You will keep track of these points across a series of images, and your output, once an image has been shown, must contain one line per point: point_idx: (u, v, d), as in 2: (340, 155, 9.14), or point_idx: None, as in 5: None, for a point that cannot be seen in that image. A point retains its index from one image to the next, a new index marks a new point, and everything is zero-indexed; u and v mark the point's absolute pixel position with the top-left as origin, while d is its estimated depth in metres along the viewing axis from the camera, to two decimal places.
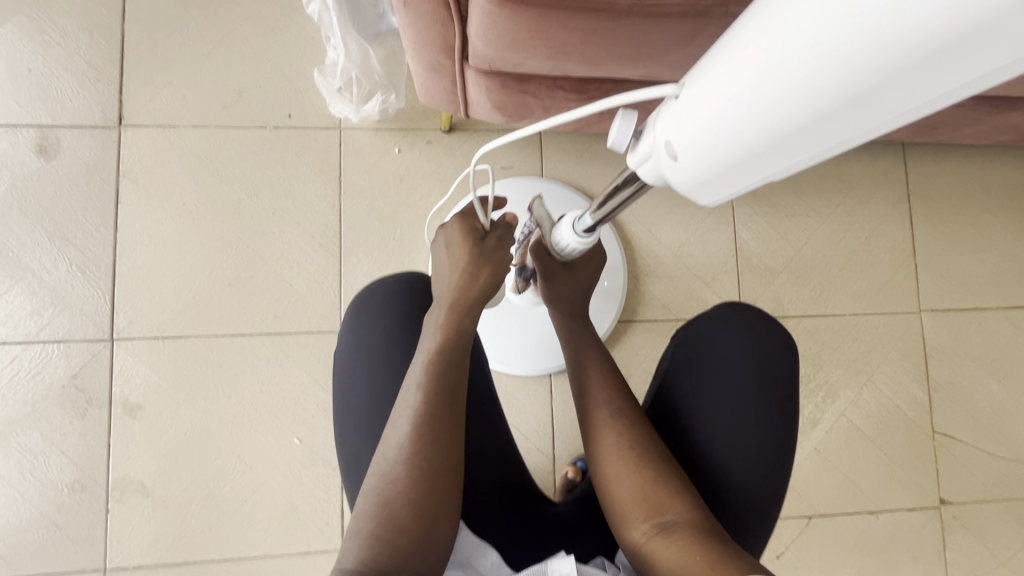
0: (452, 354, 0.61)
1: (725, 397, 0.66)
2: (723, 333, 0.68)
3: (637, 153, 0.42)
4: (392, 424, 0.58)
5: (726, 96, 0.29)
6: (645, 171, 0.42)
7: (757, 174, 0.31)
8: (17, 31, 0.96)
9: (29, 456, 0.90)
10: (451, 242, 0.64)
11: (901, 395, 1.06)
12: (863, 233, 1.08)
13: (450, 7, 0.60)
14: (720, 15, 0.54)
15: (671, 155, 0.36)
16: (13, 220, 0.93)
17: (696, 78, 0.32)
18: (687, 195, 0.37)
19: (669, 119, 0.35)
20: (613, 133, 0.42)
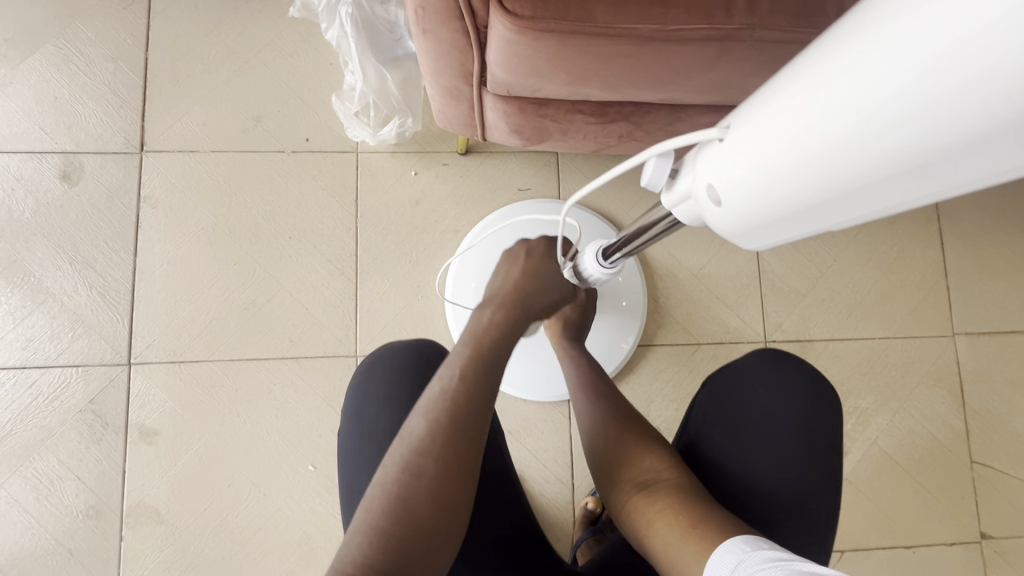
0: (497, 360, 0.57)
1: (760, 443, 0.64)
2: (757, 376, 0.67)
3: (673, 193, 0.41)
4: (414, 412, 0.53)
5: (776, 150, 0.29)
6: (683, 212, 0.41)
7: (806, 225, 0.31)
8: (45, 60, 0.98)
9: (45, 481, 0.90)
10: (528, 251, 0.65)
11: (936, 422, 1.01)
12: (891, 253, 1.05)
13: (469, 35, 0.60)
14: (745, 40, 0.54)
15: (714, 201, 0.36)
16: (36, 245, 0.95)
17: (741, 128, 0.32)
18: (730, 237, 0.37)
19: (711, 166, 0.35)
20: (647, 175, 0.41)
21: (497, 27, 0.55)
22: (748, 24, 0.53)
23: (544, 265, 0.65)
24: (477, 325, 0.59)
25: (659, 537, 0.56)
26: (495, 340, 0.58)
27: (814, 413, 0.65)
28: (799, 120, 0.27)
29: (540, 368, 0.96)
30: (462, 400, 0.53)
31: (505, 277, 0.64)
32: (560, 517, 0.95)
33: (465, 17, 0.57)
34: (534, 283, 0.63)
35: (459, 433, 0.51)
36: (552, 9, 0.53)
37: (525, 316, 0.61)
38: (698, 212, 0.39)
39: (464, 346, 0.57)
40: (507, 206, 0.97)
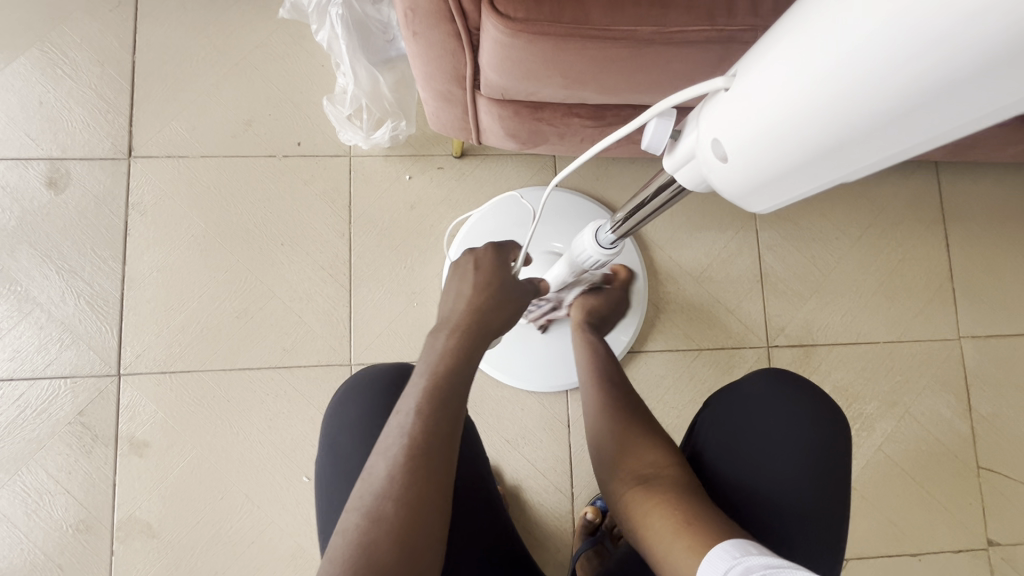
0: (456, 388, 0.55)
1: (766, 465, 0.62)
2: (762, 396, 0.65)
3: (677, 155, 0.36)
4: (379, 449, 0.51)
5: (785, 88, 0.25)
6: (685, 177, 0.37)
7: (819, 177, 0.27)
8: (29, 64, 0.96)
9: (34, 495, 0.88)
10: (479, 264, 0.62)
11: (942, 427, 0.99)
12: (895, 255, 1.03)
13: (461, 37, 0.58)
14: (749, 41, 0.52)
15: (721, 156, 0.31)
16: (23, 254, 0.93)
17: (751, 64, 0.27)
18: (735, 200, 0.33)
19: (716, 115, 0.30)
20: (649, 136, 0.36)
21: (489, 28, 0.53)
22: (751, 25, 0.51)
23: (498, 282, 0.61)
24: (432, 353, 0.57)
25: (657, 534, 0.55)
26: (450, 367, 0.55)
27: (820, 434, 0.63)
28: (820, 41, 0.23)
29: (540, 361, 0.94)
30: (425, 434, 0.51)
31: (456, 298, 0.60)
32: (559, 527, 0.93)
33: (456, 19, 0.55)
34: (487, 301, 0.60)
35: (424, 470, 0.50)
36: (546, 10, 0.51)
37: (479, 341, 0.59)
38: (701, 172, 0.35)
39: (421, 375, 0.55)
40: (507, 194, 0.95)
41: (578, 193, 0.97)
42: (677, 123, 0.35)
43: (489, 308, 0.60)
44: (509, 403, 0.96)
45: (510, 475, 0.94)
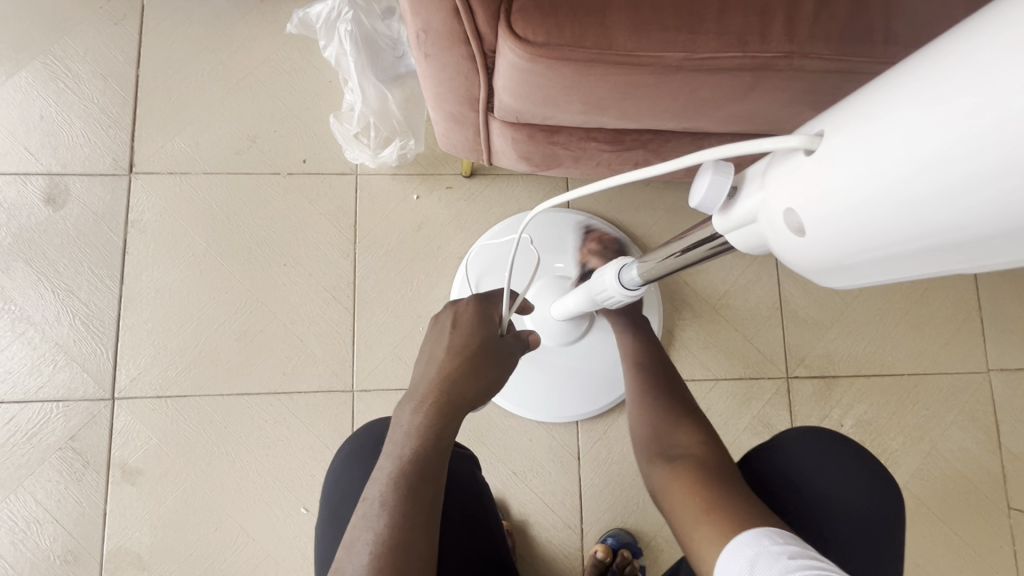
0: (428, 467, 0.53)
1: (815, 531, 0.61)
2: (812, 458, 0.64)
3: (731, 214, 0.31)
4: (349, 545, 0.50)
5: (891, 160, 0.21)
6: (741, 239, 0.32)
7: (918, 267, 0.23)
8: (31, 77, 0.94)
9: (22, 523, 0.84)
10: (458, 324, 0.60)
11: (970, 465, 0.95)
12: (920, 284, 0.99)
13: (475, 60, 0.54)
14: (784, 68, 0.49)
15: (792, 227, 0.27)
16: (18, 271, 0.90)
17: (845, 129, 0.23)
18: (803, 274, 0.28)
19: (789, 183, 0.26)
20: (701, 192, 0.31)
21: (506, 52, 0.50)
22: (787, 52, 0.48)
23: (474, 346, 0.59)
24: (405, 429, 0.55)
25: (683, 516, 0.53)
26: (420, 447, 0.54)
27: (870, 499, 0.63)
28: (948, 116, 0.19)
29: (548, 392, 0.90)
30: (394, 527, 0.49)
31: (429, 363, 0.59)
32: (568, 566, 0.89)
33: (471, 41, 0.52)
34: (461, 366, 0.58)
35: (395, 564, 0.48)
36: (568, 34, 0.48)
37: (450, 418, 0.56)
38: (762, 238, 0.30)
39: (393, 457, 0.53)
40: (515, 219, 0.91)
41: (590, 216, 0.94)
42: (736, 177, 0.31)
43: (454, 370, 0.57)
44: (517, 434, 0.92)
45: (517, 509, 0.90)
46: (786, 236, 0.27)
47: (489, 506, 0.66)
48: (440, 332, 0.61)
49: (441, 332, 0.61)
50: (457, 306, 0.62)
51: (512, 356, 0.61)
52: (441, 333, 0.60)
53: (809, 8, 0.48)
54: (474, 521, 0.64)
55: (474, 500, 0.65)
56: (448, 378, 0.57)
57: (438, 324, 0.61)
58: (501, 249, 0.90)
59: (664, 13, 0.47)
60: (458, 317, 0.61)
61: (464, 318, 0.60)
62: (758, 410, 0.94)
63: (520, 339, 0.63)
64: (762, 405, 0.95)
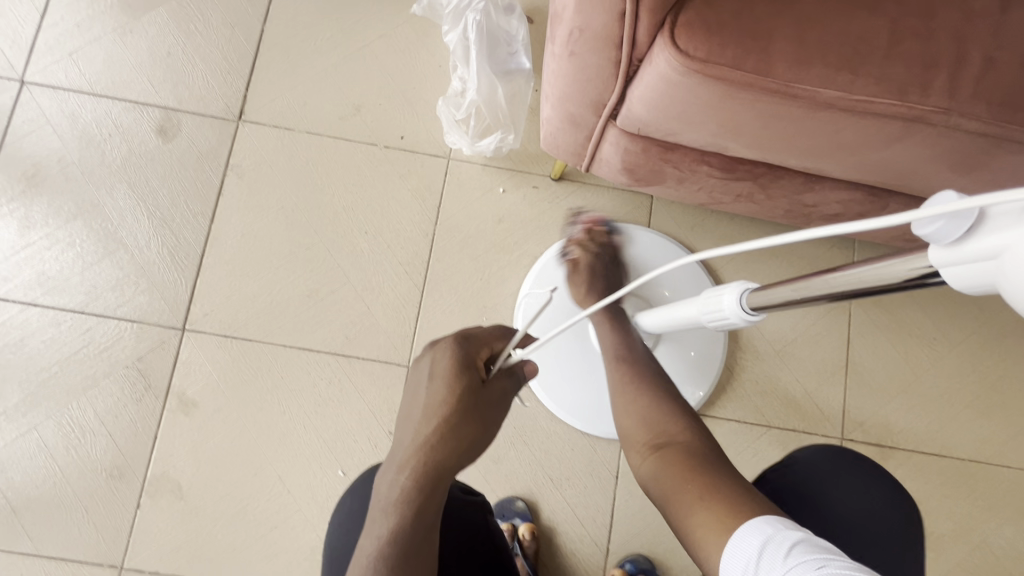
0: (413, 548, 0.50)
1: (842, 547, 0.59)
2: (818, 474, 0.62)
3: (954, 251, 0.24)
4: None
5: None
6: (962, 275, 0.24)
7: None
8: (167, 15, 0.99)
9: (77, 432, 0.88)
10: (436, 374, 0.55)
11: (1020, 566, 0.90)
12: (997, 370, 0.96)
13: (620, 66, 0.55)
14: (938, 123, 0.48)
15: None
16: (120, 193, 0.94)
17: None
18: None
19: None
20: (929, 228, 0.24)
21: (660, 62, 0.50)
22: (945, 107, 0.48)
23: (456, 402, 0.54)
24: (386, 507, 0.52)
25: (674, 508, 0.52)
26: (401, 526, 0.50)
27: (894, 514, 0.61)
28: None
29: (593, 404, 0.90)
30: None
31: (409, 422, 0.55)
32: None
33: (624, 47, 0.53)
34: (441, 426, 0.53)
35: None
36: (729, 54, 0.48)
37: (432, 490, 0.52)
38: (996, 283, 0.22)
39: (376, 542, 0.50)
40: (594, 230, 0.92)
41: (668, 239, 0.94)
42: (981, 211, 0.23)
43: (433, 433, 0.53)
44: (560, 441, 0.92)
45: (547, 516, 0.90)
46: None
47: (502, 549, 0.65)
48: (419, 384, 0.56)
49: (418, 387, 0.56)
50: (439, 350, 0.56)
51: (506, 395, 0.58)
52: (420, 385, 0.56)
53: (975, 69, 0.48)
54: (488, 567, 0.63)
55: (487, 544, 0.64)
56: (428, 441, 0.53)
57: (419, 372, 0.56)
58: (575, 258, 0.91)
59: (828, 49, 0.48)
60: (440, 363, 0.55)
61: (444, 366, 0.55)
62: None
63: (514, 372, 0.59)
64: None
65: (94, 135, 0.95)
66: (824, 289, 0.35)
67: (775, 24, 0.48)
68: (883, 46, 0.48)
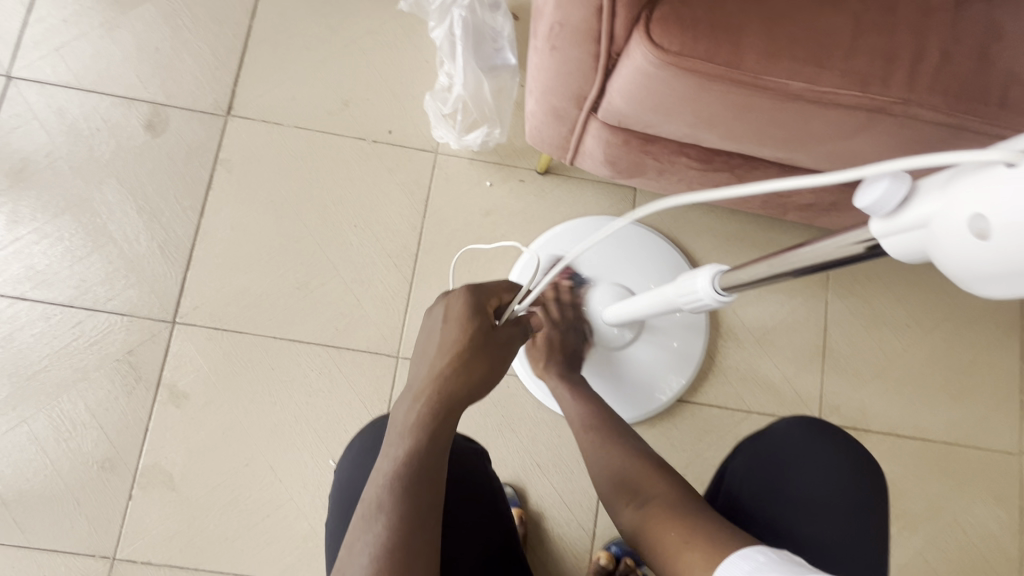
0: (430, 461, 0.54)
1: (807, 514, 0.62)
2: (786, 447, 0.66)
3: (890, 222, 0.26)
4: (350, 546, 0.49)
5: None
6: (899, 244, 0.26)
7: None
8: (154, 11, 1.00)
9: (68, 424, 0.88)
10: (450, 317, 0.61)
11: (988, 543, 0.94)
12: (966, 355, 0.99)
13: (599, 59, 0.57)
14: (898, 114, 0.51)
15: (979, 234, 0.22)
16: (109, 188, 0.95)
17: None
18: (968, 283, 0.23)
19: (988, 186, 0.21)
20: (870, 201, 0.26)
21: (637, 56, 0.53)
22: (904, 99, 0.50)
23: (468, 340, 0.60)
24: (401, 431, 0.56)
25: (661, 549, 0.54)
26: (417, 444, 0.54)
27: (865, 509, 0.63)
28: None
29: None
30: (396, 528, 0.49)
31: (423, 359, 0.60)
32: (573, 565, 0.90)
33: (602, 41, 0.55)
34: (455, 360, 0.59)
35: (403, 555, 0.48)
36: (701, 47, 0.51)
37: (445, 415, 0.57)
38: (926, 250, 0.25)
39: (391, 460, 0.53)
40: (579, 222, 0.94)
41: (651, 231, 0.97)
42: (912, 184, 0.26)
43: (447, 364, 0.59)
44: (547, 428, 0.94)
45: (534, 501, 0.92)
46: (969, 246, 0.22)
47: (501, 499, 0.67)
48: (434, 326, 0.62)
49: (433, 329, 0.62)
50: (451, 301, 0.62)
51: (513, 339, 0.64)
52: (434, 328, 0.61)
53: (932, 63, 0.50)
54: (486, 514, 0.65)
55: (487, 492, 0.65)
56: (445, 370, 0.59)
57: (434, 317, 0.62)
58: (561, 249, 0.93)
59: (795, 44, 0.50)
60: (451, 311, 0.62)
61: (455, 313, 0.61)
62: None
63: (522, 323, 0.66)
64: None
65: (82, 130, 0.96)
66: (788, 265, 0.38)
67: (745, 19, 0.51)
68: (847, 40, 0.50)
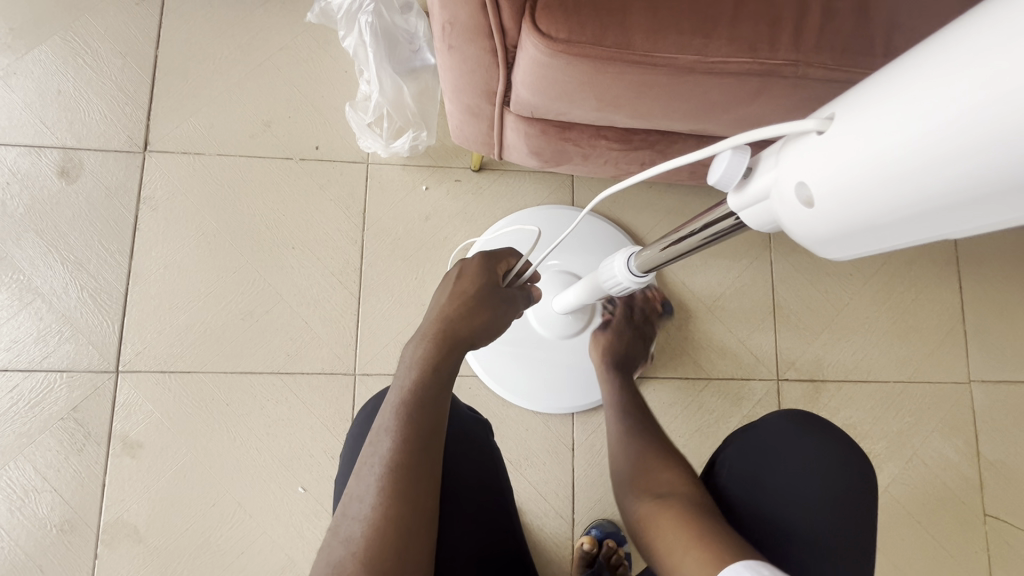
0: (432, 402, 0.55)
1: (792, 509, 0.61)
2: (776, 437, 0.64)
3: (744, 195, 0.30)
4: (358, 473, 0.52)
5: (882, 136, 0.21)
6: (753, 217, 0.31)
7: (902, 236, 0.23)
8: (50, 52, 0.95)
9: (19, 491, 0.85)
10: (463, 274, 0.62)
11: (950, 471, 0.98)
12: (909, 295, 1.02)
13: (497, 53, 0.57)
14: (790, 75, 0.51)
15: (806, 202, 0.26)
16: (28, 242, 0.91)
17: (864, 105, 0.23)
18: (808, 247, 0.28)
19: (805, 157, 0.25)
20: (718, 175, 0.30)
21: (528, 47, 0.52)
22: (793, 59, 0.51)
23: (477, 292, 0.61)
24: (408, 365, 0.57)
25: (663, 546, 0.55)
26: (422, 379, 0.55)
27: (847, 536, 0.60)
28: (934, 91, 0.20)
29: (542, 380, 0.93)
30: (400, 451, 0.51)
31: (434, 307, 0.61)
32: (557, 554, 0.91)
33: (495, 36, 0.54)
34: (462, 309, 0.60)
35: (406, 486, 0.50)
36: (589, 31, 0.50)
37: (449, 358, 0.58)
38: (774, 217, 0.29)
39: (398, 392, 0.55)
40: (521, 214, 0.94)
41: (594, 214, 0.97)
42: (752, 157, 0.30)
43: (453, 314, 0.59)
44: (514, 422, 0.94)
45: None
46: (799, 211, 0.26)
47: (500, 480, 0.65)
48: (448, 278, 0.63)
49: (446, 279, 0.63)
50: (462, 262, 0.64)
51: (516, 303, 0.64)
52: (447, 279, 0.63)
53: (815, 20, 0.51)
54: (484, 486, 0.63)
55: (486, 472, 0.64)
56: (457, 318, 0.59)
57: (451, 269, 0.63)
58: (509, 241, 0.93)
59: (680, 18, 0.50)
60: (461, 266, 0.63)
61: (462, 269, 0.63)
62: (749, 409, 0.97)
63: (525, 290, 0.66)
64: (753, 405, 0.97)
65: None
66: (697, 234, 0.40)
67: None
68: (729, 8, 0.51)
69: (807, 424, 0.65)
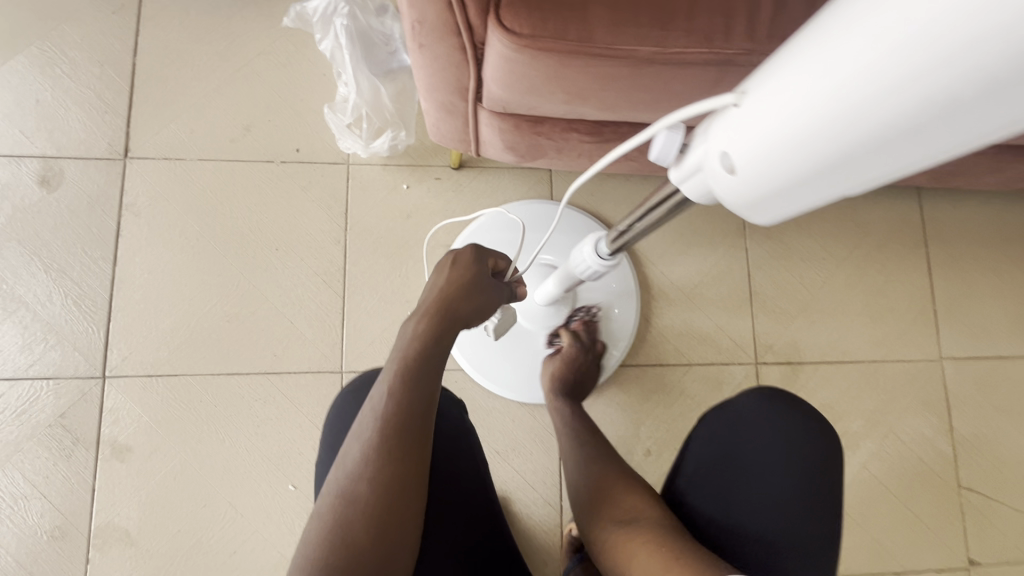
0: (423, 385, 0.56)
1: (762, 482, 0.63)
2: (745, 414, 0.67)
3: (681, 167, 0.34)
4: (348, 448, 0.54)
5: (782, 108, 0.25)
6: (691, 188, 0.34)
7: (810, 195, 0.27)
8: (27, 62, 0.96)
9: (8, 499, 0.85)
10: (458, 262, 0.63)
11: (924, 446, 1.01)
12: (880, 277, 1.06)
13: (465, 50, 0.58)
14: (745, 64, 0.54)
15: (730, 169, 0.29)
16: (10, 251, 0.91)
17: (768, 80, 0.26)
18: (739, 212, 0.31)
19: (726, 130, 0.29)
20: (657, 148, 0.33)
21: (494, 43, 0.54)
22: (748, 49, 0.53)
23: (470, 280, 0.63)
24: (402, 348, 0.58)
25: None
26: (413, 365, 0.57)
27: (816, 505, 0.63)
28: (817, 68, 0.23)
29: (527, 371, 0.95)
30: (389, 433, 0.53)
31: (429, 294, 0.63)
32: (546, 541, 0.93)
33: (462, 32, 0.56)
34: (456, 296, 0.61)
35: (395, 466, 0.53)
36: (551, 27, 0.52)
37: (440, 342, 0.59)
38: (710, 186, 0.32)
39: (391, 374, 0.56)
40: (500, 210, 0.96)
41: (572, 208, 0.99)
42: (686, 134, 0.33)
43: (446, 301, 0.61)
44: (500, 414, 0.96)
45: (499, 487, 0.94)
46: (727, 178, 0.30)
47: (484, 473, 0.65)
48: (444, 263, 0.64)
49: (442, 263, 0.64)
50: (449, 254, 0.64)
51: (502, 295, 0.66)
52: (443, 264, 0.64)
53: (767, 11, 0.53)
54: (465, 477, 0.63)
55: (469, 464, 0.64)
56: (452, 305, 0.61)
57: (446, 256, 0.64)
58: (489, 236, 0.95)
59: (639, 12, 0.53)
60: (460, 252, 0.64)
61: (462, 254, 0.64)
62: (729, 392, 1.00)
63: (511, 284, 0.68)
64: (733, 389, 1.00)
65: None
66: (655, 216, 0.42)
67: None
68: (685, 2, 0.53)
69: (774, 400, 0.67)
